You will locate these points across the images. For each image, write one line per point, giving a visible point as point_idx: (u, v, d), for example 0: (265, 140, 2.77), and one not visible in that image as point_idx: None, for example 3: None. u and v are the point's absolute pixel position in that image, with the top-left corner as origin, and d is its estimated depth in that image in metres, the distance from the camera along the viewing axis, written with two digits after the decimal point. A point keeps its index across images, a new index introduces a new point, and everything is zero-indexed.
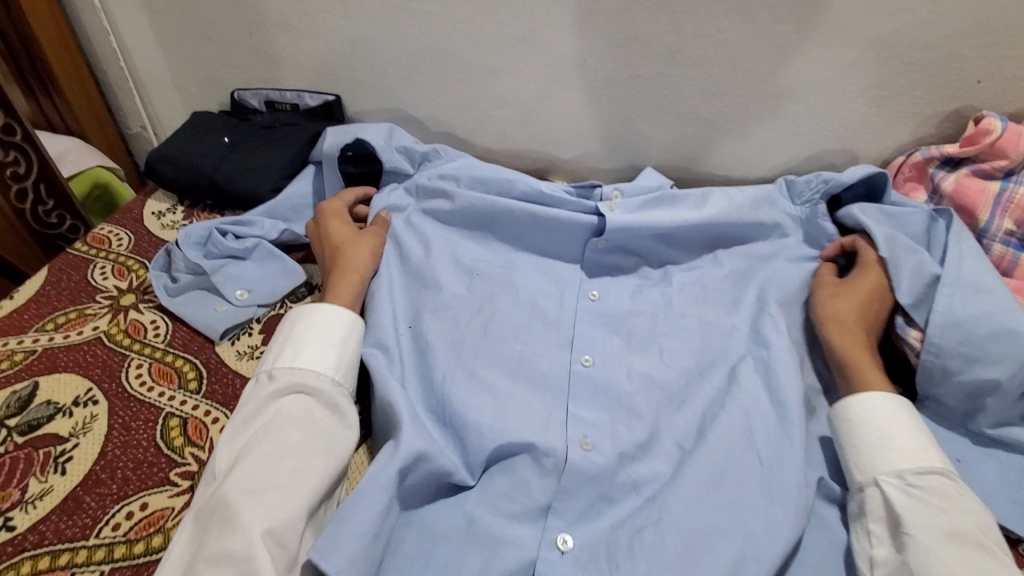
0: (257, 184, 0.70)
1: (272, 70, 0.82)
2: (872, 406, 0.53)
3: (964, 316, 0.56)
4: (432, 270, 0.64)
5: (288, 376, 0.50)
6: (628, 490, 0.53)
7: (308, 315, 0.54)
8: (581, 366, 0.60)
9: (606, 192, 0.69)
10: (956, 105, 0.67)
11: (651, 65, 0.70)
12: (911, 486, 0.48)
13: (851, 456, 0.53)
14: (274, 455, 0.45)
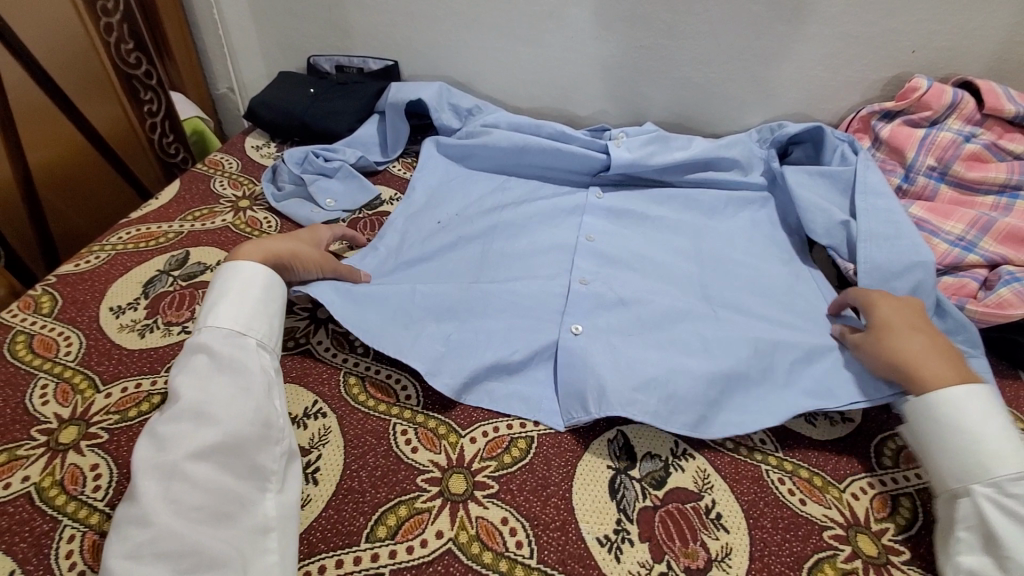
0: (338, 124, 0.88)
1: (344, 40, 1.01)
2: (955, 413, 0.48)
3: (886, 231, 0.70)
4: (475, 184, 0.86)
5: (193, 343, 0.51)
6: (619, 305, 0.66)
7: (217, 287, 0.55)
8: (586, 240, 0.75)
9: (614, 133, 0.87)
10: (896, 72, 0.83)
11: (652, 37, 0.87)
12: (1010, 499, 0.44)
13: (940, 459, 0.48)
14: (173, 435, 0.44)
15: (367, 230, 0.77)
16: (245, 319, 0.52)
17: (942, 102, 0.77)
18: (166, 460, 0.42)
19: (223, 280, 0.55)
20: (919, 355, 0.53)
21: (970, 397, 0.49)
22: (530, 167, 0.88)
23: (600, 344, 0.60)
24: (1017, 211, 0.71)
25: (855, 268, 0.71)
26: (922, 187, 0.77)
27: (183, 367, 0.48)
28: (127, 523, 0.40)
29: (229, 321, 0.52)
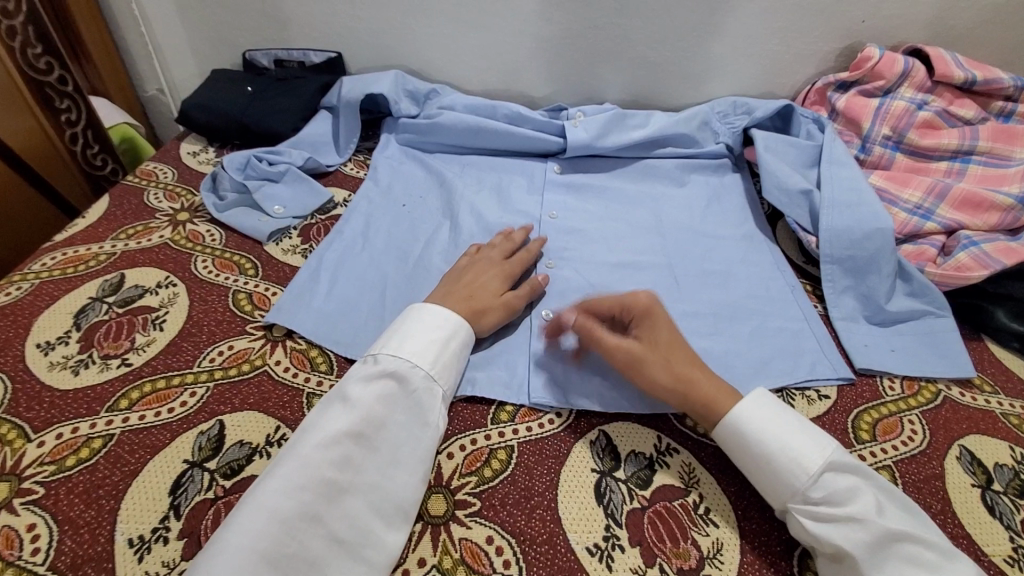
0: (281, 124, 0.83)
1: (281, 31, 0.94)
2: (749, 432, 0.48)
3: (847, 201, 0.69)
4: (432, 164, 0.84)
5: (395, 362, 0.51)
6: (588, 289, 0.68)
7: (420, 313, 0.55)
8: (549, 219, 0.77)
9: (572, 113, 0.85)
10: (847, 42, 0.83)
11: (605, 16, 0.84)
12: (818, 505, 0.45)
13: (757, 478, 0.47)
14: (349, 451, 0.45)
15: (321, 236, 0.72)
16: (442, 365, 0.52)
17: (893, 70, 0.77)
18: (339, 467, 0.45)
19: (414, 319, 0.55)
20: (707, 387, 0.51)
21: (757, 409, 0.49)
22: (484, 150, 0.86)
23: None
24: (970, 177, 0.73)
25: (817, 240, 0.69)
26: (877, 155, 0.77)
27: (370, 387, 0.49)
28: (280, 495, 0.42)
29: (436, 356, 0.52)
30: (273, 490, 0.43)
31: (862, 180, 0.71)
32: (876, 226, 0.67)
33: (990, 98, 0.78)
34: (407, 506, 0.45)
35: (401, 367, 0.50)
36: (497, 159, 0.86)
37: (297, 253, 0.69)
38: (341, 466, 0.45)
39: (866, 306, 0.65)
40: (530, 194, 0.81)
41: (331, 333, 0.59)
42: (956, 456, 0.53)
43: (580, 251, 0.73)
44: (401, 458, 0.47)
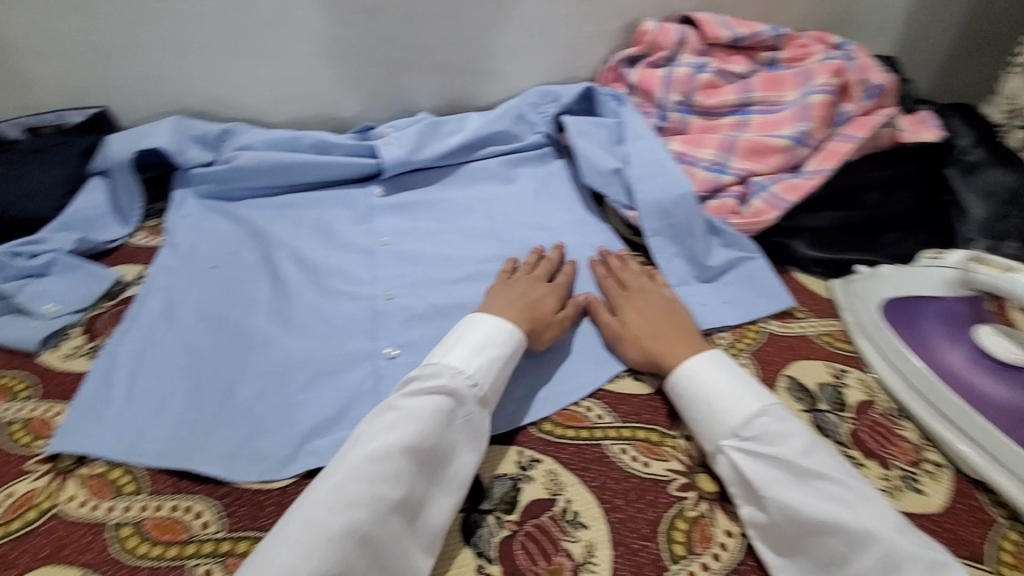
0: (40, 205, 0.70)
1: (22, 96, 0.79)
2: (692, 378, 0.52)
3: (654, 173, 0.73)
4: (241, 214, 0.77)
5: (453, 378, 0.50)
6: (434, 313, 0.64)
7: (479, 321, 0.55)
8: (380, 246, 0.72)
9: (381, 131, 0.82)
10: (627, 20, 0.87)
11: (393, 26, 0.82)
12: (748, 441, 0.48)
13: (693, 424, 0.52)
14: (391, 468, 0.44)
15: (113, 326, 0.62)
16: (489, 379, 0.51)
17: (669, 40, 0.84)
18: (382, 486, 0.43)
19: (474, 326, 0.54)
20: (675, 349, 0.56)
21: (699, 364, 0.53)
22: (298, 186, 0.80)
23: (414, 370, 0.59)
24: (753, 126, 0.79)
25: (636, 214, 0.72)
26: (674, 121, 0.83)
27: (395, 414, 0.47)
28: (312, 527, 0.40)
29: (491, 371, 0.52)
30: (302, 522, 0.41)
31: (661, 150, 0.75)
32: (681, 190, 0.71)
33: (757, 50, 0.86)
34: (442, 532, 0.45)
35: (451, 384, 0.49)
36: (314, 194, 0.79)
37: (82, 355, 0.59)
38: (378, 486, 0.43)
39: (695, 267, 0.69)
40: (356, 223, 0.76)
41: (137, 442, 0.51)
42: (785, 388, 0.58)
43: (417, 274, 0.69)
44: (448, 480, 0.47)
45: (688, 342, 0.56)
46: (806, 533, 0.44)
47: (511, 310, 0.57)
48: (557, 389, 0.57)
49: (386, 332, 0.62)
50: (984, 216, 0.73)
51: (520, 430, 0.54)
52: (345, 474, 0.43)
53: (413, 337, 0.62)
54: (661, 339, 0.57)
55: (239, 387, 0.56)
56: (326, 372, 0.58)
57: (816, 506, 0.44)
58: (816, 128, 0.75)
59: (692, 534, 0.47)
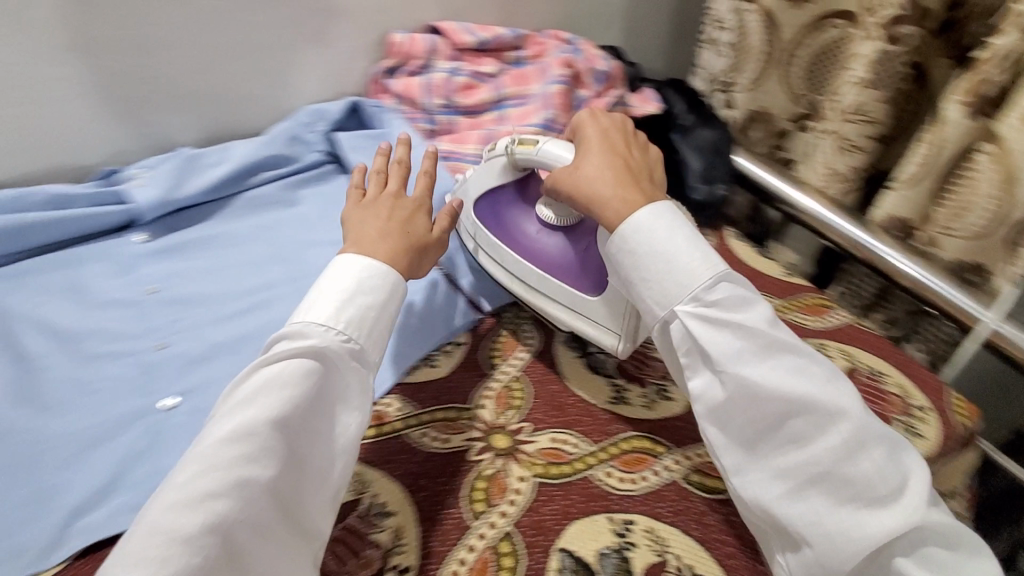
0: None
1: None
2: (643, 228, 0.54)
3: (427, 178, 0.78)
4: None
5: (316, 339, 0.48)
6: (218, 351, 0.63)
7: (338, 265, 0.53)
8: (147, 295, 0.67)
9: (130, 173, 0.75)
10: (381, 33, 0.91)
11: (125, 61, 0.76)
12: (709, 305, 0.51)
13: (644, 290, 0.54)
14: (254, 450, 0.43)
15: None
16: (360, 331, 0.50)
17: (421, 50, 0.89)
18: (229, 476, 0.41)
19: (342, 273, 0.52)
20: (615, 191, 0.57)
21: (657, 215, 0.54)
22: (37, 248, 0.70)
23: (198, 413, 0.57)
24: (510, 119, 0.88)
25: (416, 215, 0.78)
26: (443, 123, 0.89)
27: (285, 376, 0.46)
28: (169, 529, 0.38)
29: (377, 329, 0.52)
30: (152, 522, 0.39)
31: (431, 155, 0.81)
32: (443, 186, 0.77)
33: (503, 52, 0.95)
34: (329, 504, 0.46)
35: (322, 343, 0.48)
36: (59, 253, 0.71)
37: None
38: (241, 472, 0.41)
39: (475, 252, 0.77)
40: (118, 275, 0.70)
41: None
42: (566, 344, 0.65)
43: (192, 316, 0.66)
44: (332, 443, 0.47)
45: (633, 184, 0.57)
46: (760, 402, 0.49)
47: (386, 241, 0.57)
48: None
49: (159, 385, 0.59)
50: (700, 168, 0.88)
51: None
52: (215, 452, 0.42)
53: (196, 380, 0.59)
54: (601, 169, 0.58)
55: None
56: (93, 445, 0.53)
57: (785, 387, 0.48)
58: (560, 113, 0.86)
59: (490, 490, 0.52)
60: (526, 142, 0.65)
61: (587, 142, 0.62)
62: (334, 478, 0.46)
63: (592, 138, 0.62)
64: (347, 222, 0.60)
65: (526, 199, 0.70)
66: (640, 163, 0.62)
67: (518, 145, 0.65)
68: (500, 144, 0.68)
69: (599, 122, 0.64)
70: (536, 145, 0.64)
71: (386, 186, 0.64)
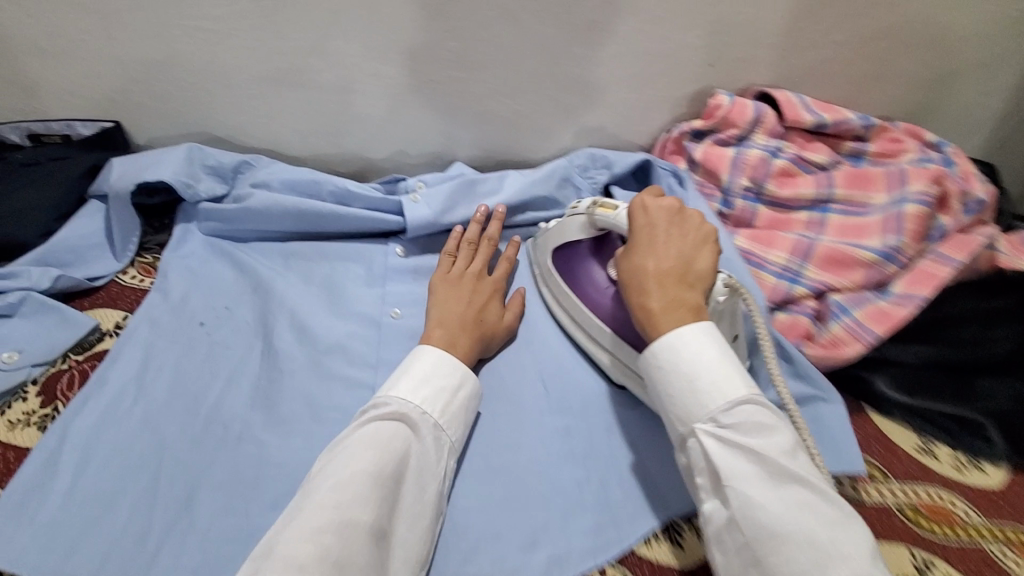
0: (22, 230, 0.63)
1: (31, 99, 0.73)
2: (676, 353, 0.48)
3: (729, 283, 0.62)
4: (248, 261, 0.68)
5: (402, 405, 0.49)
6: None
7: (415, 357, 0.53)
8: (390, 319, 0.63)
9: (410, 184, 0.73)
10: (700, 87, 0.77)
11: (441, 70, 0.74)
12: (725, 429, 0.45)
13: (667, 404, 0.49)
14: (357, 495, 0.42)
15: (74, 388, 0.54)
16: (440, 410, 0.51)
17: (744, 118, 0.74)
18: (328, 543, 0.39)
19: (414, 363, 0.53)
20: (659, 293, 0.52)
21: (701, 337, 0.48)
22: (312, 234, 0.72)
23: None
24: (830, 227, 0.70)
25: None
26: (741, 209, 0.73)
27: (378, 431, 0.47)
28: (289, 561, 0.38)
29: (458, 405, 0.52)
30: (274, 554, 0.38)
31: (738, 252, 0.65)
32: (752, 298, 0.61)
33: (841, 138, 0.76)
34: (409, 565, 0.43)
35: (405, 408, 0.49)
36: (328, 245, 0.71)
37: (32, 424, 0.51)
38: (346, 514, 0.41)
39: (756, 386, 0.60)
40: (370, 286, 0.68)
41: (71, 559, 0.43)
42: None
43: None
44: (415, 502, 0.46)
45: (682, 290, 0.52)
46: (774, 544, 0.40)
47: (462, 332, 0.58)
48: (572, 545, 0.48)
49: None
50: None
51: None
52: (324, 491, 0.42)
53: None
54: (633, 270, 0.54)
55: (201, 499, 0.47)
56: None
57: (786, 514, 0.41)
58: (910, 243, 0.65)
59: None
60: (608, 204, 0.60)
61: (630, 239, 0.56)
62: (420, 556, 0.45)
63: (652, 224, 0.56)
64: (433, 300, 0.62)
65: (606, 252, 0.64)
66: (697, 245, 0.55)
67: (599, 205, 0.60)
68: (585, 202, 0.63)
69: (656, 207, 0.57)
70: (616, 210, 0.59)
71: (470, 268, 0.65)
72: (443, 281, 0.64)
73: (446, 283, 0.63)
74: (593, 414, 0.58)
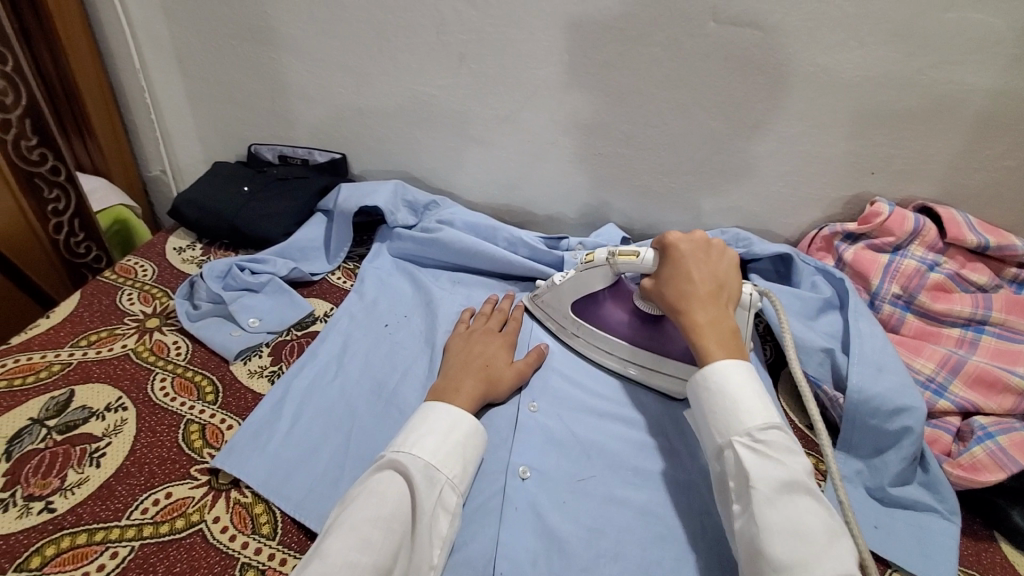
0: (271, 228, 0.81)
1: (288, 130, 0.93)
2: (725, 377, 0.54)
3: (873, 393, 0.62)
4: (425, 282, 0.81)
5: (412, 462, 0.52)
6: (574, 443, 0.63)
7: (429, 409, 0.57)
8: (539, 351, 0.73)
9: (572, 244, 0.83)
10: (856, 191, 0.81)
11: (611, 146, 0.84)
12: (758, 443, 0.50)
13: (711, 420, 0.54)
14: (371, 538, 0.45)
15: (293, 356, 0.68)
16: (442, 461, 0.53)
17: (904, 228, 0.76)
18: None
19: (424, 418, 0.56)
20: (716, 334, 0.57)
21: (741, 368, 0.55)
22: (478, 270, 0.84)
23: (544, 500, 0.57)
24: (983, 349, 0.70)
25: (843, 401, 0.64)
26: (887, 314, 0.75)
27: (380, 484, 0.49)
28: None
29: (459, 446, 0.55)
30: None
31: (890, 354, 0.65)
32: (906, 403, 0.61)
33: (1006, 262, 0.75)
34: None
35: (406, 461, 0.51)
36: (491, 281, 0.83)
37: (264, 376, 0.65)
38: (361, 560, 0.44)
39: (871, 477, 0.62)
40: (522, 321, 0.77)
41: (284, 485, 0.54)
42: None
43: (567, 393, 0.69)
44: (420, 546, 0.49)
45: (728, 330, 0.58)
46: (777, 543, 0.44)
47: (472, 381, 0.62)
48: None
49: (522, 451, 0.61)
50: None
51: None
52: (340, 534, 0.45)
53: (551, 467, 0.60)
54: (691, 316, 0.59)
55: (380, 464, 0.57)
56: None
57: (794, 522, 0.45)
58: None
59: None
60: (628, 251, 0.65)
61: (670, 289, 0.61)
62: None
63: (684, 256, 0.62)
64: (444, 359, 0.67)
65: (616, 290, 0.71)
66: (727, 279, 0.62)
67: (619, 255, 0.66)
68: (600, 254, 0.68)
69: (688, 240, 0.64)
70: (639, 256, 0.65)
71: (486, 323, 0.72)
72: (465, 338, 0.69)
73: (469, 336, 0.69)
74: None
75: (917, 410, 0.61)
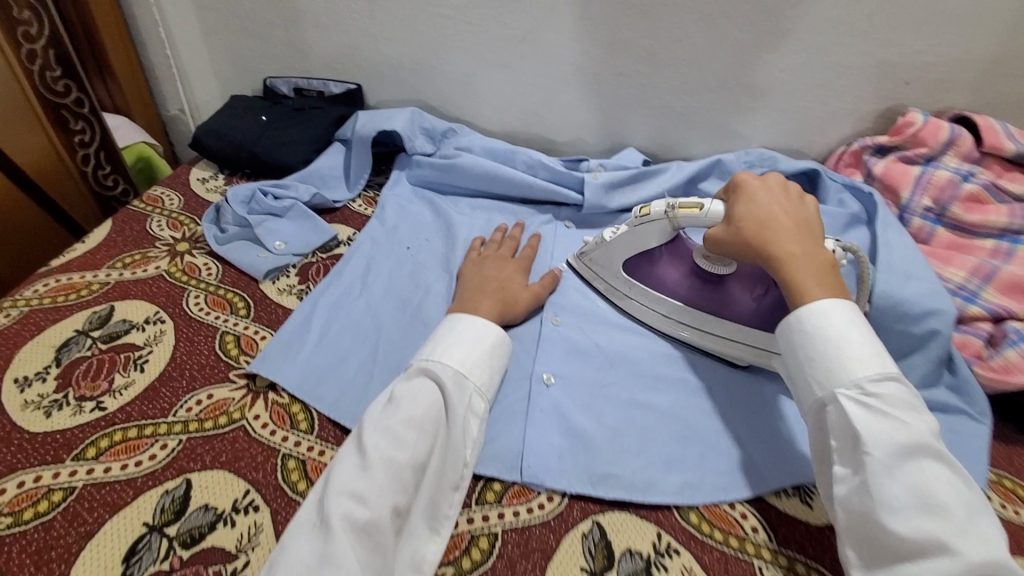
0: (291, 156, 0.82)
1: (302, 61, 0.92)
2: (824, 321, 0.50)
3: (901, 298, 0.61)
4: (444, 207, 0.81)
5: (440, 368, 0.53)
6: (596, 352, 0.64)
7: (456, 320, 0.58)
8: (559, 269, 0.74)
9: (591, 166, 0.82)
10: (889, 103, 0.78)
11: (631, 65, 0.82)
12: (872, 398, 0.47)
13: (809, 370, 0.50)
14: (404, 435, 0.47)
15: (320, 276, 0.70)
16: (469, 365, 0.55)
17: (938, 138, 0.73)
18: (382, 484, 0.45)
19: (451, 328, 0.57)
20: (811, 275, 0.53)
21: (851, 320, 0.50)
22: (496, 196, 0.84)
23: (567, 402, 0.59)
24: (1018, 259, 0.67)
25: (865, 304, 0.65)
26: (917, 227, 0.74)
27: (410, 387, 0.51)
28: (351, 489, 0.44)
29: (486, 354, 0.56)
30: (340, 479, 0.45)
31: (918, 262, 0.64)
32: (935, 306, 0.60)
33: None
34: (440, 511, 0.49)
35: (435, 367, 0.53)
36: (509, 205, 0.83)
37: (293, 294, 0.67)
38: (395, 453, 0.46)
39: None
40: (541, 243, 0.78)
41: (316, 388, 0.56)
42: None
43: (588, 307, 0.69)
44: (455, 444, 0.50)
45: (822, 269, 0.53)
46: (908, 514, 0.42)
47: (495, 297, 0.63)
48: (706, 478, 0.54)
49: (545, 359, 0.62)
50: None
51: (662, 510, 0.52)
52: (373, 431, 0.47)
53: (573, 373, 0.62)
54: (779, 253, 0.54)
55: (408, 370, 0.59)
56: None
57: (922, 486, 0.43)
58: None
59: None
60: (690, 203, 0.59)
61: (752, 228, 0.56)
62: (462, 480, 0.50)
63: (764, 195, 0.58)
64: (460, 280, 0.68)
65: (673, 248, 0.66)
66: (807, 220, 0.58)
67: (679, 208, 0.59)
68: (657, 207, 0.61)
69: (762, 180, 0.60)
70: (702, 208, 0.59)
71: (499, 248, 0.72)
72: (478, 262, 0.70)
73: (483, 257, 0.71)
74: (733, 380, 0.62)
75: (947, 313, 0.60)
